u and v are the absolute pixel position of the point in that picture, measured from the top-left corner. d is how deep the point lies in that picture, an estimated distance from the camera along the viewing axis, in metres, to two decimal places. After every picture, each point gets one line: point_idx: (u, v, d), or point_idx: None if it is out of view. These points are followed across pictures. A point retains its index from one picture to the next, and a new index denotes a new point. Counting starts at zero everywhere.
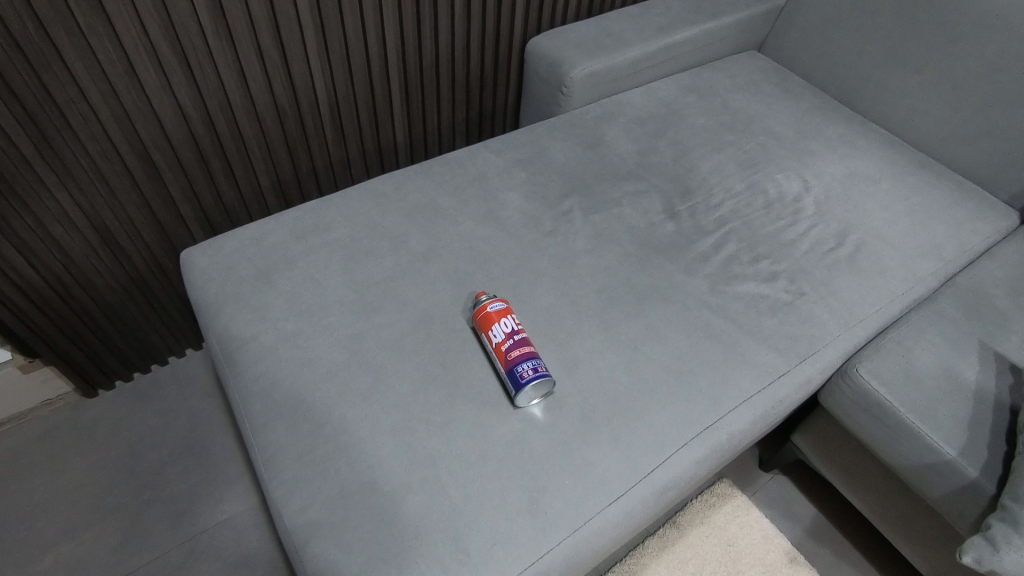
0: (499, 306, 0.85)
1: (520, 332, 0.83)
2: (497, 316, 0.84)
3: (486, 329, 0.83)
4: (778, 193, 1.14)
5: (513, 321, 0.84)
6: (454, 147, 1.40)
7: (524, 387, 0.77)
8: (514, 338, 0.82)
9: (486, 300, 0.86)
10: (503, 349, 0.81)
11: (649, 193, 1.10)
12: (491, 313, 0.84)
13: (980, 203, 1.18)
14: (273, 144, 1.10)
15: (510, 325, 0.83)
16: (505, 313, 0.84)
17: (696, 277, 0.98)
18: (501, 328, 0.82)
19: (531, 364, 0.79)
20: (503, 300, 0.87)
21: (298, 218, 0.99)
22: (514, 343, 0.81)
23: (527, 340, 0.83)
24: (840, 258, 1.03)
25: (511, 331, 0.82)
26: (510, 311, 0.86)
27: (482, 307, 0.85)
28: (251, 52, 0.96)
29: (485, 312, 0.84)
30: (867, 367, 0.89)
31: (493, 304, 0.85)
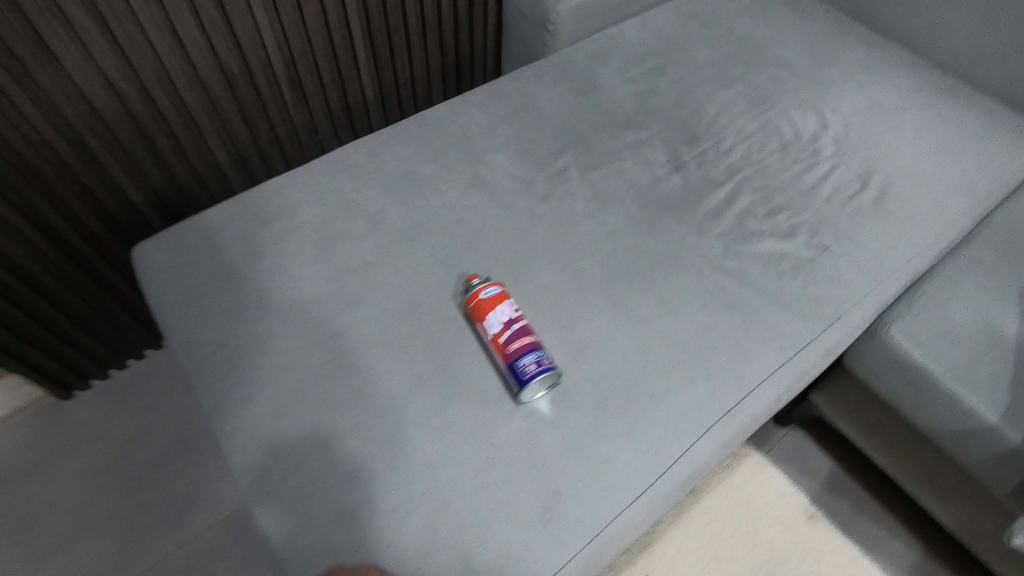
0: (494, 292, 0.77)
1: (520, 321, 0.75)
2: (493, 303, 0.76)
3: (480, 319, 0.76)
4: (794, 132, 1.03)
5: (511, 308, 0.76)
6: (431, 100, 1.27)
7: (527, 384, 0.70)
8: (513, 328, 0.74)
9: (478, 285, 0.78)
10: (501, 342, 0.74)
11: (652, 142, 0.99)
12: (486, 300, 0.76)
13: (1014, 129, 1.07)
14: (226, 114, 0.97)
15: (507, 314, 0.75)
16: (501, 300, 0.76)
17: (709, 238, 0.89)
18: (498, 317, 0.75)
19: (534, 357, 0.72)
20: (497, 284, 0.79)
21: (262, 200, 0.88)
22: (513, 334, 0.74)
23: (528, 329, 0.75)
24: (865, 204, 0.94)
25: (508, 321, 0.75)
26: (507, 296, 0.78)
27: (475, 294, 0.77)
28: (184, 8, 0.82)
29: (478, 299, 0.77)
30: (898, 327, 0.82)
31: (486, 289, 0.77)
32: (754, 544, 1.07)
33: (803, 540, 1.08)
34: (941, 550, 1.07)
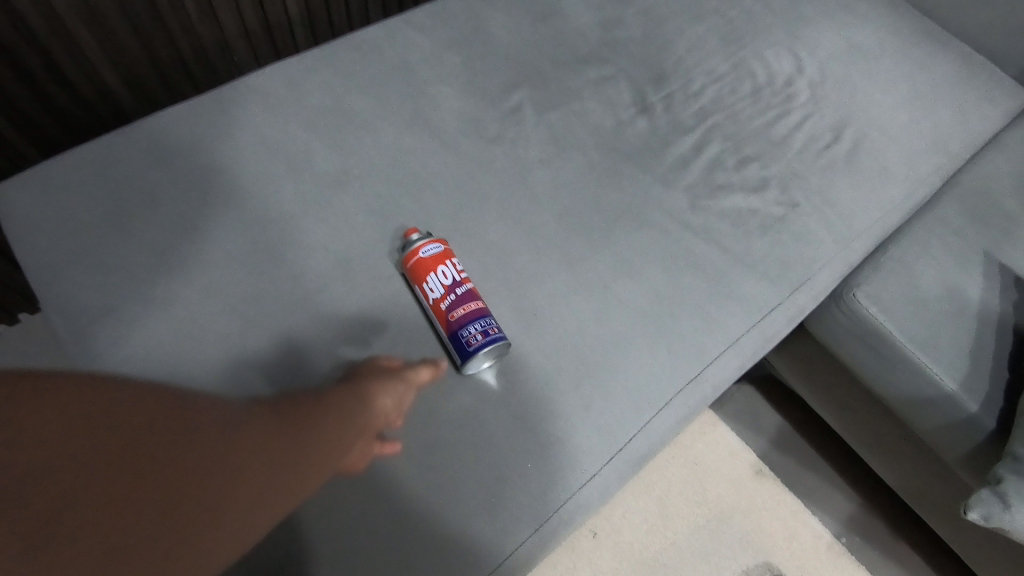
0: (436, 250, 0.68)
1: (466, 283, 0.67)
2: (434, 264, 0.67)
3: (420, 281, 0.67)
4: (767, 74, 0.95)
5: (455, 268, 0.68)
6: (368, 20, 1.11)
7: (474, 357, 0.63)
8: (457, 292, 0.66)
9: (416, 242, 0.69)
10: (442, 309, 0.66)
11: (616, 80, 0.89)
12: (425, 260, 0.67)
13: (989, 80, 1.02)
14: (109, 22, 0.79)
15: (450, 275, 0.67)
16: (443, 259, 0.68)
17: (674, 191, 0.81)
18: (439, 280, 0.67)
19: (479, 327, 0.64)
20: (439, 239, 0.70)
21: (156, 132, 0.74)
22: (456, 300, 0.66)
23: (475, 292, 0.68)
24: (838, 158, 0.88)
25: (452, 284, 0.66)
26: (449, 255, 0.69)
27: (413, 252, 0.68)
28: None
29: (417, 258, 0.67)
30: (866, 292, 0.78)
31: (426, 247, 0.68)
32: (701, 501, 1.07)
33: (749, 496, 1.08)
34: (877, 503, 1.10)
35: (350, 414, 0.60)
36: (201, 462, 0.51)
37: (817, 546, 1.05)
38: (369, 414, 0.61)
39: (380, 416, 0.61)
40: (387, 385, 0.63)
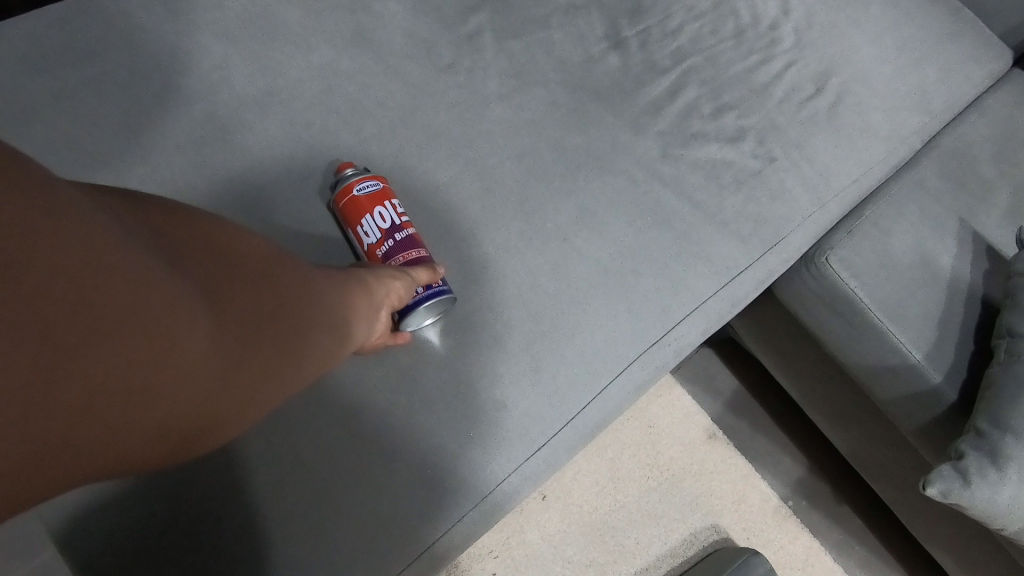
0: (374, 188, 0.60)
1: (406, 228, 0.60)
2: (370, 204, 0.59)
3: (353, 224, 0.59)
4: (751, 14, 0.87)
5: (395, 210, 0.60)
6: None
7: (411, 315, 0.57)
8: (395, 239, 0.59)
9: (352, 178, 0.60)
10: (378, 257, 0.59)
11: (588, 9, 0.79)
12: (360, 200, 0.59)
13: (976, 38, 0.97)
14: None
15: (389, 218, 0.59)
16: (381, 200, 0.60)
17: (644, 137, 0.74)
18: (374, 223, 0.59)
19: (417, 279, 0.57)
20: (377, 176, 0.61)
21: (37, 33, 0.62)
22: (393, 248, 0.58)
23: (417, 239, 0.60)
24: (819, 110, 0.82)
25: (390, 229, 0.59)
26: (390, 194, 0.61)
27: (346, 190, 0.59)
28: None
29: (351, 197, 0.59)
30: (838, 257, 0.73)
31: (361, 185, 0.59)
32: (653, 464, 1.05)
33: (701, 460, 1.07)
34: (826, 468, 1.10)
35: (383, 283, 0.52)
36: (250, 309, 0.37)
37: (765, 509, 1.05)
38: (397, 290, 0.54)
39: (402, 291, 0.54)
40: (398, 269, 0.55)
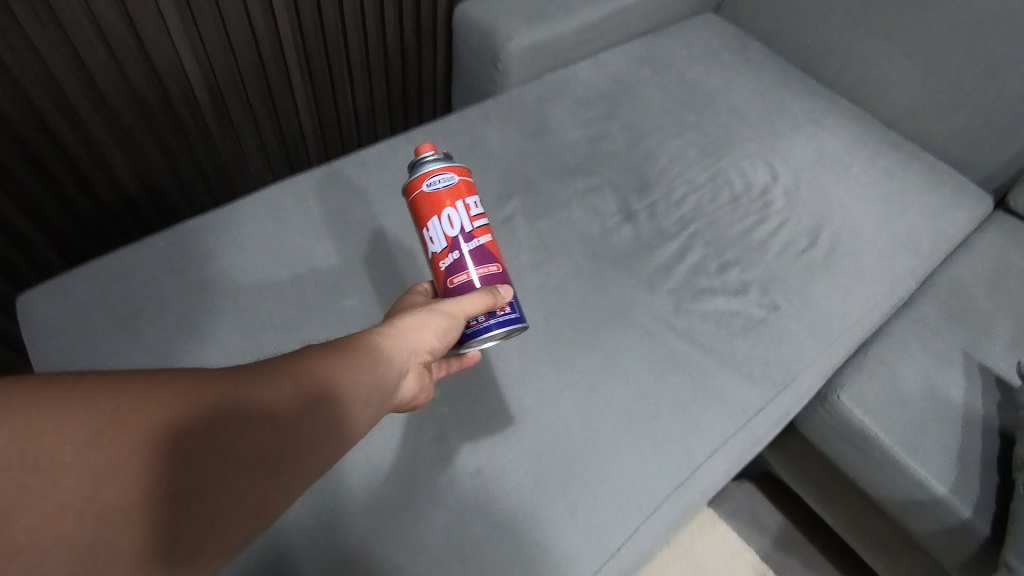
0: (448, 181, 0.66)
1: (476, 237, 0.65)
2: (442, 204, 0.65)
3: (423, 225, 0.65)
4: (744, 183, 1.02)
5: (467, 212, 0.65)
6: (376, 136, 1.18)
7: (472, 341, 0.62)
8: (463, 251, 0.64)
9: (427, 169, 0.66)
10: (440, 267, 0.64)
11: (603, 190, 0.96)
12: (433, 194, 0.65)
13: (955, 187, 1.09)
14: (140, 146, 0.87)
15: (459, 225, 0.64)
16: (454, 201, 0.65)
17: (657, 294, 0.85)
18: (441, 231, 0.64)
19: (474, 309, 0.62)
20: (451, 176, 0.66)
21: (172, 245, 0.80)
22: (455, 262, 0.64)
23: (488, 251, 0.65)
24: (815, 260, 0.92)
25: (457, 238, 0.64)
26: (463, 194, 0.66)
27: (422, 190, 0.65)
28: (84, 30, 0.72)
29: (424, 191, 0.65)
30: (848, 393, 0.80)
31: (436, 188, 0.65)
32: None
33: None
34: None
35: (406, 346, 0.53)
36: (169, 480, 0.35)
37: None
38: (421, 341, 0.55)
39: (428, 342, 0.56)
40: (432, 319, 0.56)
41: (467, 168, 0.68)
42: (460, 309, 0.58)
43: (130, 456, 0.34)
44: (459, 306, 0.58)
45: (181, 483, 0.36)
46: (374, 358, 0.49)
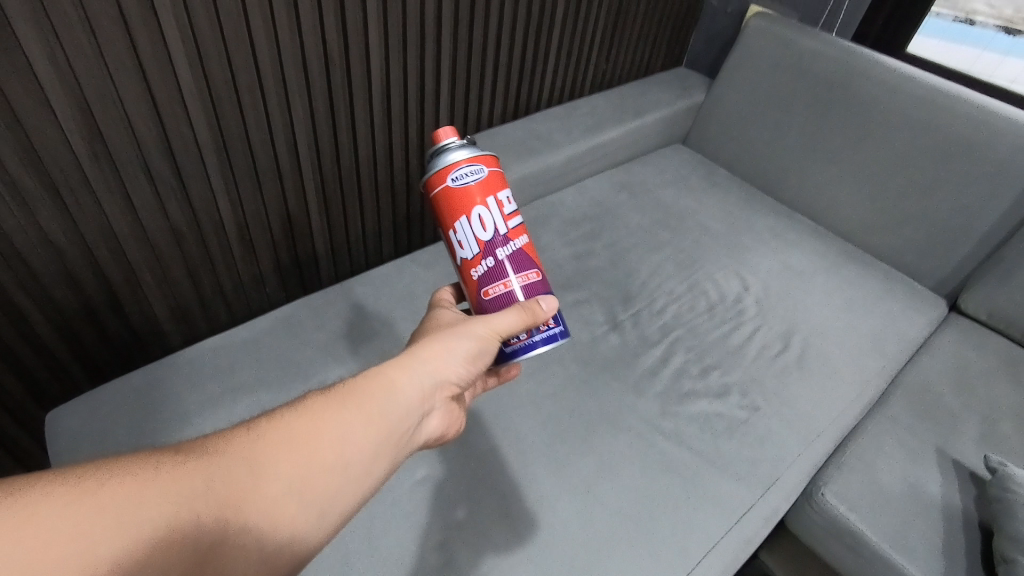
0: (475, 174, 0.64)
1: (512, 240, 0.65)
2: (471, 203, 0.64)
3: (451, 225, 0.65)
4: (718, 293, 1.12)
5: (499, 211, 0.65)
6: (382, 256, 1.28)
7: (517, 357, 0.64)
8: (499, 256, 0.64)
9: (452, 160, 0.64)
10: (473, 273, 0.65)
11: (590, 301, 1.05)
12: (460, 189, 0.64)
13: (910, 293, 1.20)
14: (171, 272, 0.96)
15: (492, 227, 0.64)
16: (484, 198, 0.64)
17: (646, 397, 0.92)
18: (471, 234, 0.64)
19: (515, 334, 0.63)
20: (477, 167, 0.64)
21: (198, 361, 0.89)
22: (488, 270, 0.64)
23: (524, 253, 0.65)
24: (789, 363, 1.00)
25: (489, 242, 0.64)
26: (493, 190, 0.65)
27: (447, 186, 0.64)
28: (139, 176, 0.83)
29: (450, 185, 0.64)
30: (832, 489, 0.84)
31: (462, 182, 0.64)
32: None
33: None
34: None
35: (431, 373, 0.59)
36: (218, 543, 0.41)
37: None
38: (449, 364, 0.60)
39: (456, 366, 0.61)
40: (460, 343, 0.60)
41: (491, 155, 0.67)
42: (493, 327, 0.60)
43: (187, 484, 0.41)
44: (493, 325, 0.60)
45: (227, 507, 0.43)
46: (400, 389, 0.56)
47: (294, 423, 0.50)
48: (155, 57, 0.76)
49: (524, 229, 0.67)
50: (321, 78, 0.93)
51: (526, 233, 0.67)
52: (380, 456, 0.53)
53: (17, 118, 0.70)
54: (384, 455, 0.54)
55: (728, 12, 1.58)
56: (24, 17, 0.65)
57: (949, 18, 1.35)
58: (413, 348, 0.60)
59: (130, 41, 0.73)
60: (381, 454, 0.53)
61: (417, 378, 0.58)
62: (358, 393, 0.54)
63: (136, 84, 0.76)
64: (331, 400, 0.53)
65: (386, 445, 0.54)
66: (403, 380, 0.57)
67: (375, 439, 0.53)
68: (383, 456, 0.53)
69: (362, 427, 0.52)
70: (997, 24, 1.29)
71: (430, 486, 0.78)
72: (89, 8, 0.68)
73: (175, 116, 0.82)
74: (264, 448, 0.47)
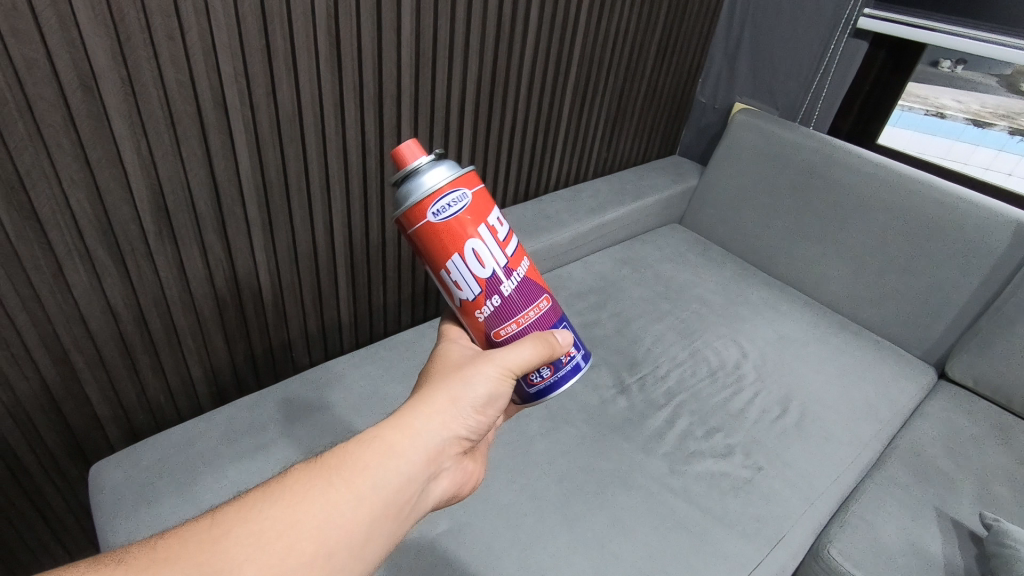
0: (458, 202, 0.61)
1: (513, 271, 0.64)
2: (462, 238, 0.61)
3: (442, 262, 0.62)
4: (719, 360, 1.19)
5: (494, 241, 0.63)
6: (400, 325, 1.35)
7: (550, 392, 0.69)
8: (504, 292, 0.64)
9: (431, 189, 0.60)
10: (476, 312, 0.64)
11: (599, 367, 1.11)
12: (445, 224, 0.60)
13: (899, 361, 1.27)
14: (210, 335, 1.03)
15: (490, 261, 0.63)
16: (474, 229, 0.61)
17: (654, 457, 0.96)
18: (468, 271, 0.62)
19: (540, 373, 0.67)
20: (457, 192, 0.60)
21: (234, 419, 0.95)
22: (494, 307, 0.64)
23: (528, 282, 0.66)
24: (788, 426, 1.06)
25: (489, 279, 0.63)
26: (479, 217, 0.62)
27: (428, 218, 0.60)
28: (193, 248, 0.92)
29: (434, 220, 0.60)
30: (837, 547, 0.86)
31: (445, 213, 0.60)
32: None
33: None
34: None
35: (433, 433, 0.56)
36: None
37: None
38: (453, 420, 0.58)
39: (461, 421, 0.59)
40: (466, 399, 0.60)
41: (467, 170, 0.62)
42: (508, 363, 0.62)
43: None
44: (506, 362, 0.62)
45: None
46: (396, 457, 0.53)
47: (273, 511, 0.47)
48: (221, 146, 0.87)
49: (520, 250, 0.66)
50: (358, 163, 1.06)
51: (524, 257, 0.66)
52: (378, 526, 0.50)
53: (100, 196, 0.80)
54: (382, 529, 0.51)
55: (716, 109, 1.76)
56: (120, 112, 0.76)
57: (921, 112, 1.49)
58: (413, 407, 0.58)
59: (202, 132, 0.84)
60: (377, 530, 0.50)
61: (416, 441, 0.55)
62: (347, 466, 0.51)
63: (202, 167, 0.87)
64: (318, 477, 0.50)
65: (383, 519, 0.51)
66: (400, 445, 0.54)
67: (370, 515, 0.50)
68: (381, 530, 0.51)
69: (353, 505, 0.49)
70: (966, 117, 1.41)
71: (451, 539, 0.81)
72: (174, 106, 0.80)
73: (231, 195, 0.92)
74: (239, 548, 0.44)
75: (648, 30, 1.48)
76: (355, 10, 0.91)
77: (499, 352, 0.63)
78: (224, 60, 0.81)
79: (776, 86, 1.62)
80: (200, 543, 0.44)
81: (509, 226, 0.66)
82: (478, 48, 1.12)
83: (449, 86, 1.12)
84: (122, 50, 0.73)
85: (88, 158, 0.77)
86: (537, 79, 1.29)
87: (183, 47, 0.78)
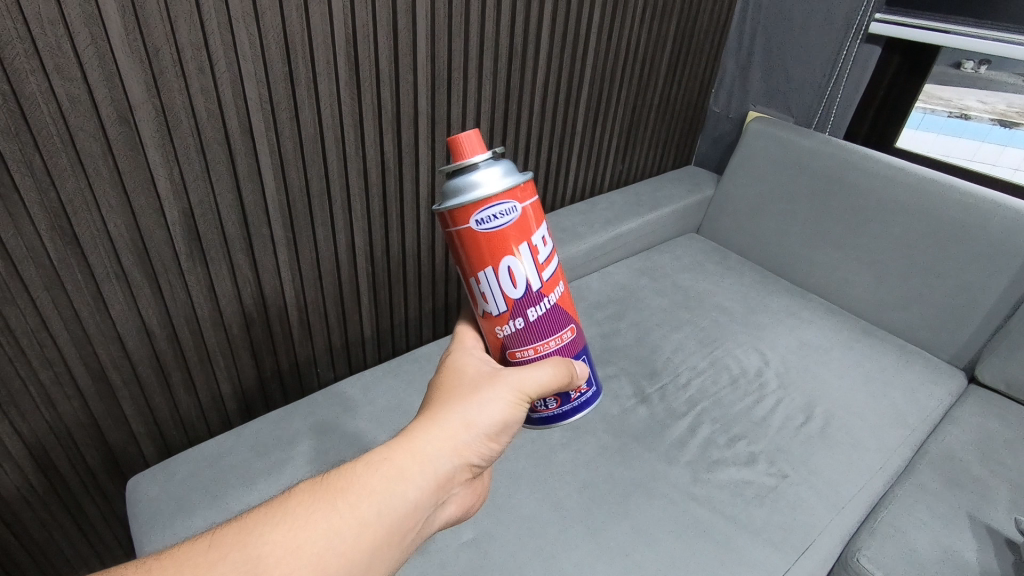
0: (506, 215, 0.61)
1: (543, 296, 0.66)
2: (501, 254, 0.62)
3: (476, 271, 0.63)
4: (740, 368, 1.18)
5: (531, 263, 0.64)
6: (421, 339, 1.37)
7: (558, 422, 0.70)
8: (530, 316, 0.65)
9: (482, 197, 0.60)
10: (497, 326, 0.66)
11: (619, 377, 1.12)
12: (487, 235, 0.61)
13: (927, 366, 1.25)
14: (238, 351, 1.06)
15: (524, 282, 0.64)
16: (515, 247, 0.62)
17: (677, 465, 0.96)
18: (498, 286, 0.63)
19: (542, 404, 0.69)
20: (506, 205, 0.61)
21: (263, 432, 0.98)
22: (518, 326, 0.65)
23: (556, 311, 0.67)
24: (813, 433, 1.05)
25: (518, 300, 0.64)
26: (522, 237, 0.63)
27: (470, 224, 0.61)
28: (223, 268, 0.96)
29: (477, 228, 0.61)
30: (866, 555, 0.85)
31: (489, 225, 0.61)
32: None
33: None
34: None
35: (443, 459, 0.56)
36: None
37: None
38: (463, 447, 0.58)
39: (473, 447, 0.59)
40: (478, 425, 0.59)
41: (520, 179, 0.62)
42: (523, 385, 0.62)
43: None
44: (521, 385, 0.62)
45: None
46: (405, 482, 0.54)
47: (272, 537, 0.47)
48: (247, 169, 0.91)
49: (556, 275, 0.67)
50: (378, 182, 1.09)
51: (559, 284, 0.67)
52: (379, 552, 0.51)
53: (136, 221, 0.84)
54: (384, 555, 0.51)
55: (730, 118, 1.76)
56: (154, 140, 0.80)
57: (944, 114, 1.48)
58: (425, 429, 0.57)
59: (230, 156, 0.88)
60: (379, 556, 0.51)
61: (427, 467, 0.55)
62: (354, 492, 0.52)
63: (229, 192, 0.91)
64: (320, 501, 0.51)
65: (385, 547, 0.52)
66: (410, 471, 0.54)
67: (373, 543, 0.50)
68: (383, 557, 0.52)
69: (357, 532, 0.50)
70: (992, 118, 1.39)
71: (476, 549, 0.83)
72: (203, 133, 0.84)
73: (258, 216, 0.96)
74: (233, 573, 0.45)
75: (659, 42, 1.50)
76: (372, 34, 0.94)
77: (517, 372, 0.63)
78: (250, 88, 0.85)
79: (790, 94, 1.62)
80: (195, 567, 0.45)
81: (551, 248, 0.67)
82: (492, 66, 1.16)
83: (464, 104, 1.16)
84: (155, 82, 0.77)
85: (125, 184, 0.81)
86: (550, 97, 1.31)
87: (213, 77, 0.82)
